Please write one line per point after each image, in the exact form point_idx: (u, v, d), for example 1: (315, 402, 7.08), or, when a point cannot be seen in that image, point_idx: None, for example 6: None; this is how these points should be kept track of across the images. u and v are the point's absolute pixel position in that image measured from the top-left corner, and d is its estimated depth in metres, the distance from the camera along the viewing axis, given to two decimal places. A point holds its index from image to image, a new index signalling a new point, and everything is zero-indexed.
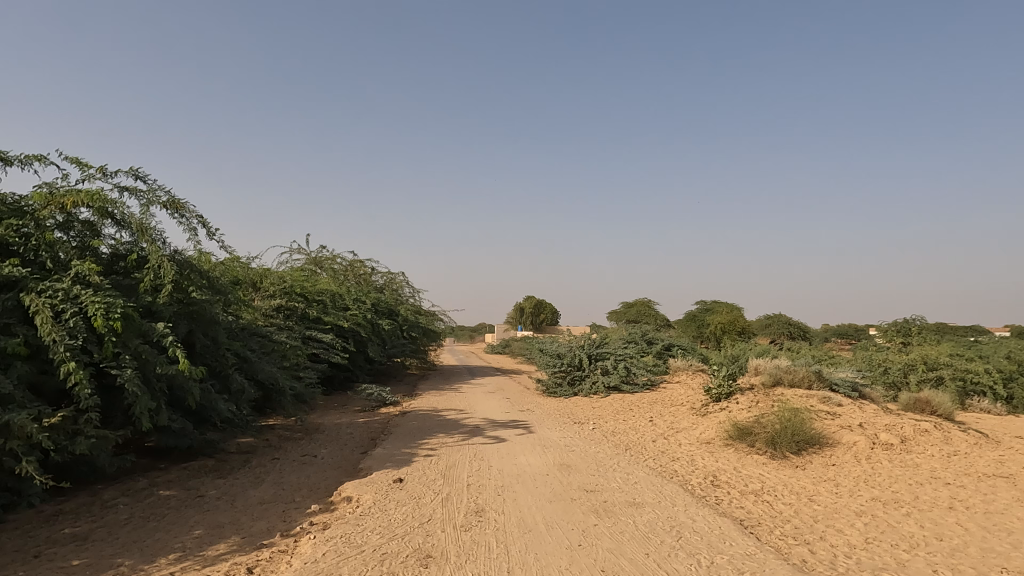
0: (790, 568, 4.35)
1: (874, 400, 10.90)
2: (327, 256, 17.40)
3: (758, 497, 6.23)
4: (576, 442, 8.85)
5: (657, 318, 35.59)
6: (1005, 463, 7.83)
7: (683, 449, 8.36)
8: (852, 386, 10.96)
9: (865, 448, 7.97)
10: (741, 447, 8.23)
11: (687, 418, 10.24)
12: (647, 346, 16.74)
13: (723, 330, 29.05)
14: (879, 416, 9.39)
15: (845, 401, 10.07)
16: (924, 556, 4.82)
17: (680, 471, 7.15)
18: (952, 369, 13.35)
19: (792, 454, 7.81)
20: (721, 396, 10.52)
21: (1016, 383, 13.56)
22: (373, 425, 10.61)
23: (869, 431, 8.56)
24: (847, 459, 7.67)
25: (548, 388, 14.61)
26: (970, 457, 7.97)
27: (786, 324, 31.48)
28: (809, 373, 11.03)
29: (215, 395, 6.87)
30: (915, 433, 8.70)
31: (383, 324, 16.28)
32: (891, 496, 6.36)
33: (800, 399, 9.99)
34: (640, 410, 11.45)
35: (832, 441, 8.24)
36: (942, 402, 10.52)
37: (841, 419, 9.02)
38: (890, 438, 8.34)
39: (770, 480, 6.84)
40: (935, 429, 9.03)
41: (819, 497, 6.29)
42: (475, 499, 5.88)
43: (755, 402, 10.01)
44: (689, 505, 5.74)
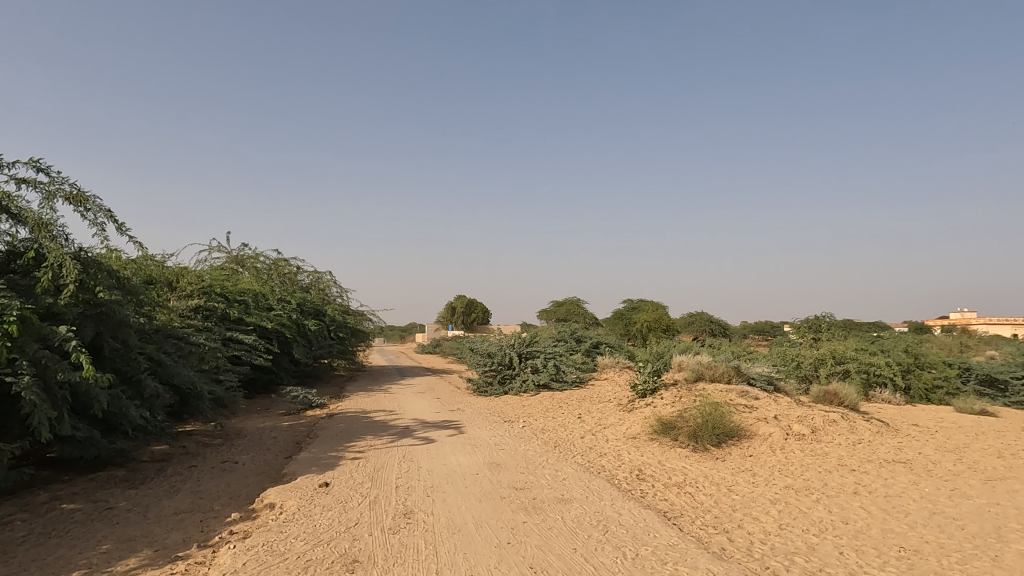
0: (711, 556, 4.52)
1: (788, 393, 11.51)
2: (249, 254, 16.74)
3: (681, 489, 6.44)
4: (506, 440, 8.89)
5: (586, 317, 36.25)
6: (904, 449, 8.43)
7: (610, 444, 8.56)
8: (767, 379, 11.56)
9: (779, 439, 8.39)
10: (665, 441, 8.48)
11: (615, 414, 10.47)
12: (576, 344, 17.05)
13: (649, 327, 29.92)
14: (792, 408, 9.91)
15: (761, 395, 10.56)
16: (831, 539, 5.12)
17: (608, 466, 7.30)
18: (857, 363, 14.23)
19: (712, 447, 8.13)
20: (646, 391, 10.83)
21: (914, 374, 14.57)
22: (298, 428, 10.31)
23: (783, 422, 9.01)
24: (762, 450, 8.05)
25: (479, 387, 14.58)
26: (873, 445, 8.52)
27: (708, 322, 32.70)
28: (728, 368, 11.47)
29: (125, 401, 6.49)
30: (824, 424, 9.23)
31: (309, 325, 15.83)
32: (803, 484, 6.72)
33: (720, 393, 10.39)
34: (569, 408, 11.63)
35: (749, 433, 8.62)
36: (848, 393, 11.19)
37: (758, 412, 9.45)
38: (802, 428, 8.81)
39: (692, 472, 7.10)
40: (842, 419, 9.61)
41: (737, 487, 6.57)
42: (403, 501, 5.81)
43: (678, 397, 10.35)
44: (615, 499, 5.87)
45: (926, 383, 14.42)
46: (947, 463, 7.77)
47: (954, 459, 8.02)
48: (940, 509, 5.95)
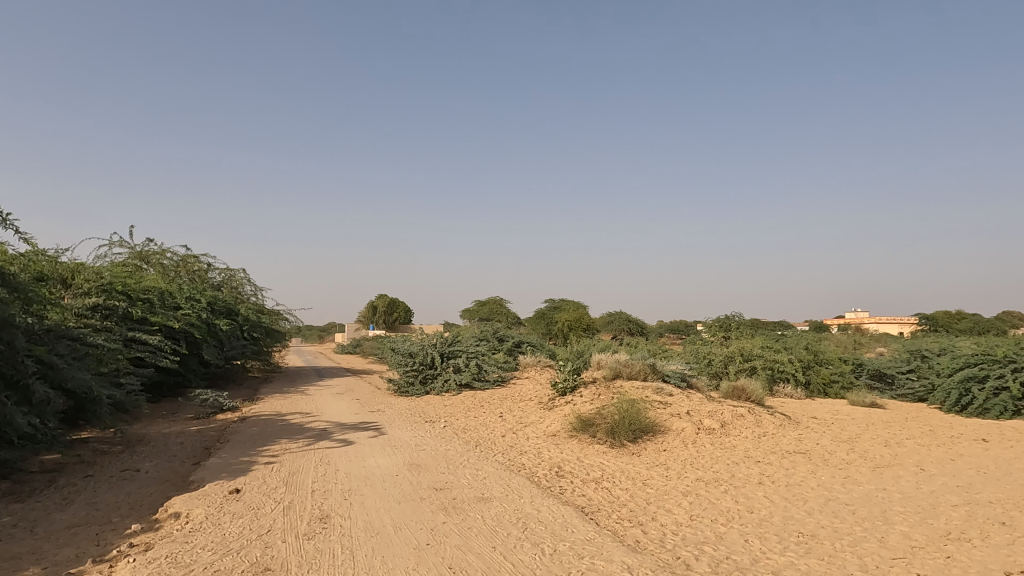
0: (625, 549, 4.65)
1: (700, 389, 12.01)
2: (155, 250, 15.82)
3: (598, 485, 6.60)
4: (426, 441, 8.82)
5: (509, 317, 36.52)
6: (804, 441, 8.98)
7: (531, 442, 8.66)
8: (681, 376, 12.02)
9: (691, 433, 8.75)
10: (584, 438, 8.65)
11: (535, 413, 10.59)
12: (498, 343, 17.13)
13: (570, 326, 30.50)
14: (703, 404, 10.34)
15: (675, 391, 10.97)
16: (738, 528, 5.38)
17: (527, 464, 7.38)
18: (763, 360, 15.03)
19: (629, 443, 8.37)
20: (566, 389, 11.01)
21: (814, 370, 15.53)
22: (207, 433, 9.83)
23: (694, 417, 9.39)
24: (676, 444, 8.37)
25: (400, 388, 14.37)
26: (776, 437, 9.03)
27: (627, 321, 33.68)
28: (644, 366, 11.84)
29: (10, 408, 5.98)
30: (733, 418, 9.70)
31: (220, 325, 15.13)
32: (712, 476, 7.03)
33: (637, 390, 10.71)
34: (490, 407, 11.67)
35: (663, 429, 8.94)
36: (754, 389, 11.80)
37: (672, 408, 9.80)
38: (712, 423, 9.22)
39: (609, 468, 7.28)
40: (749, 414, 10.12)
41: (651, 481, 6.80)
42: (319, 505, 5.66)
43: (597, 394, 10.58)
44: (535, 496, 5.95)
45: (824, 378, 15.40)
46: (841, 453, 8.34)
47: (847, 449, 8.62)
48: (834, 495, 6.38)
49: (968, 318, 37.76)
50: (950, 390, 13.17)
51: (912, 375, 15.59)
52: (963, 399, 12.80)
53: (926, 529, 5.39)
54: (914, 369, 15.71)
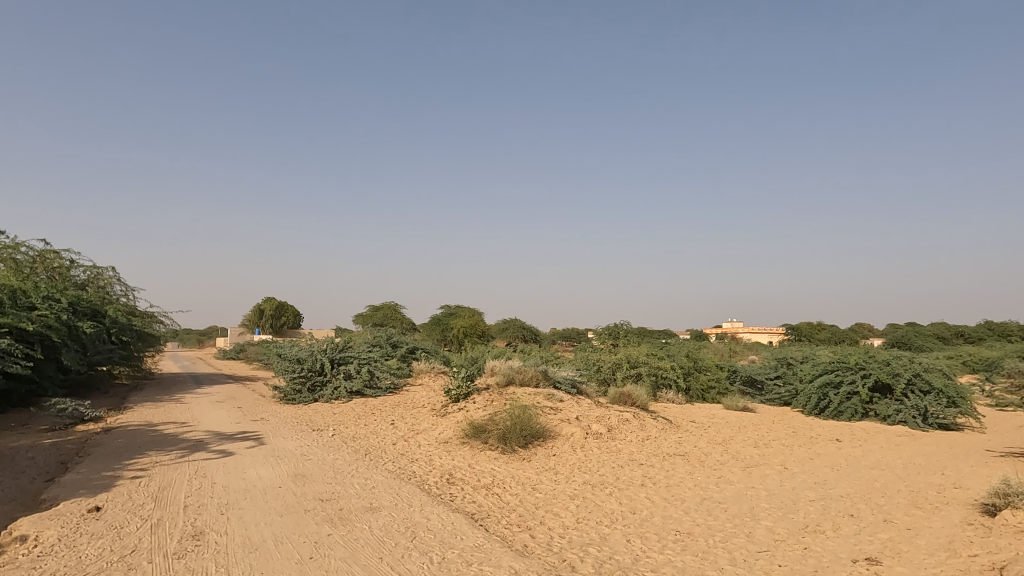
0: (513, 553, 4.71)
1: (589, 395, 12.39)
2: (7, 244, 14.25)
3: (488, 491, 6.63)
4: (313, 450, 8.50)
5: (403, 322, 36.01)
6: (683, 443, 9.50)
7: (422, 450, 8.57)
8: (571, 383, 12.35)
9: (580, 438, 9.01)
10: (476, 444, 8.67)
11: (428, 419, 10.51)
12: (391, 349, 16.83)
13: (465, 332, 30.57)
14: (592, 409, 10.67)
15: (565, 397, 11.25)
16: (621, 529, 5.59)
17: (418, 472, 7.29)
18: (648, 366, 15.75)
19: (519, 448, 8.49)
20: (459, 396, 11.00)
21: (694, 376, 16.45)
22: (63, 446, 8.94)
23: (583, 422, 9.67)
24: (565, 449, 8.59)
25: (286, 395, 13.76)
26: (658, 441, 9.49)
27: (521, 329, 34.18)
28: (536, 373, 12.05)
29: None
30: (619, 423, 10.08)
31: (83, 327, 13.85)
32: (599, 479, 7.27)
33: (529, 396, 10.88)
34: (381, 414, 11.44)
35: (554, 434, 9.14)
36: (640, 395, 12.33)
37: (562, 413, 10.03)
38: (600, 428, 9.54)
39: (500, 474, 7.35)
40: (634, 418, 10.57)
41: (540, 486, 6.93)
42: (192, 521, 5.30)
43: (490, 401, 10.65)
44: (425, 504, 5.89)
45: (702, 384, 16.35)
46: (716, 454, 8.88)
47: (721, 450, 9.20)
48: (709, 495, 6.78)
49: (827, 329, 41.48)
50: (811, 395, 14.39)
51: (779, 381, 16.89)
52: (821, 403, 14.02)
53: (787, 523, 5.86)
54: (780, 376, 17.03)
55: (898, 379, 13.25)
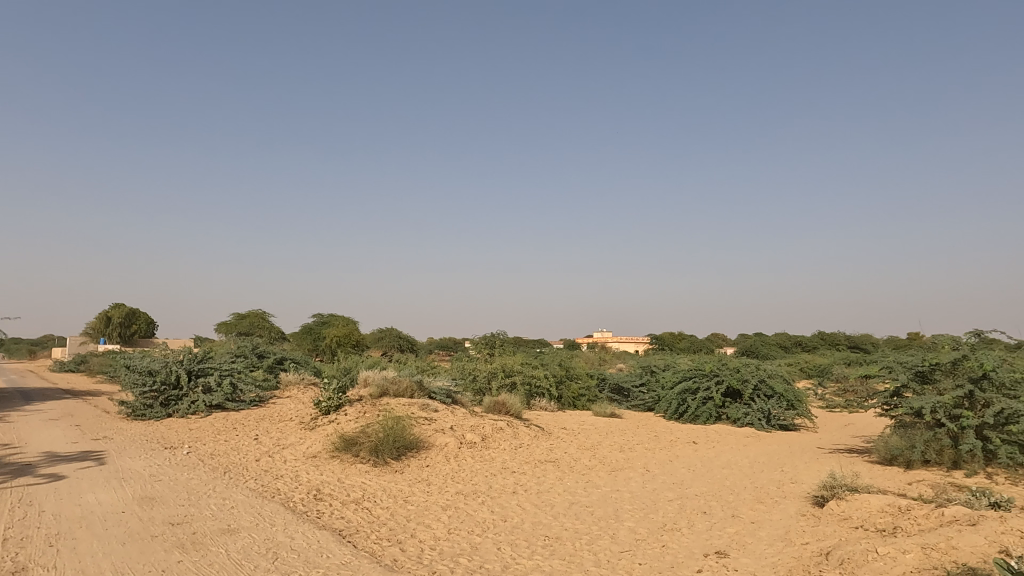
0: (382, 569, 4.60)
1: (464, 404, 12.41)
2: None
3: (358, 505, 6.43)
4: (164, 470, 7.82)
5: (271, 331, 34.20)
6: (554, 450, 9.77)
7: (287, 465, 8.16)
8: (446, 392, 12.32)
9: (453, 448, 9.00)
10: (346, 457, 8.38)
11: (294, 433, 10.02)
12: (256, 360, 15.91)
13: (338, 342, 29.62)
14: (466, 418, 10.70)
15: (440, 407, 11.18)
16: (492, 537, 5.64)
17: (283, 489, 6.92)
18: (522, 375, 16.06)
19: (392, 460, 8.34)
20: (330, 408, 10.60)
21: (566, 385, 16.96)
22: None
23: (457, 432, 9.67)
24: (438, 459, 8.53)
25: (134, 412, 12.57)
26: (530, 448, 9.69)
27: (397, 338, 33.64)
28: (411, 383, 11.89)
29: None
30: (493, 431, 10.19)
31: None
32: (471, 488, 7.29)
33: (403, 407, 10.69)
34: (244, 429, 10.77)
35: (427, 444, 9.05)
36: (513, 403, 12.52)
37: (436, 423, 9.95)
38: (474, 437, 9.58)
39: (370, 487, 7.15)
40: (507, 426, 10.72)
41: (412, 498, 6.83)
42: (11, 556, 4.68)
43: (362, 412, 10.37)
44: (288, 523, 5.60)
45: (574, 392, 16.91)
46: (584, 460, 9.22)
47: (590, 455, 9.56)
48: (577, 499, 7.02)
49: (687, 339, 44.46)
50: (671, 400, 15.32)
51: (643, 388, 17.83)
52: (681, 408, 14.97)
53: (648, 522, 6.19)
54: (645, 383, 17.99)
55: (747, 384, 14.40)
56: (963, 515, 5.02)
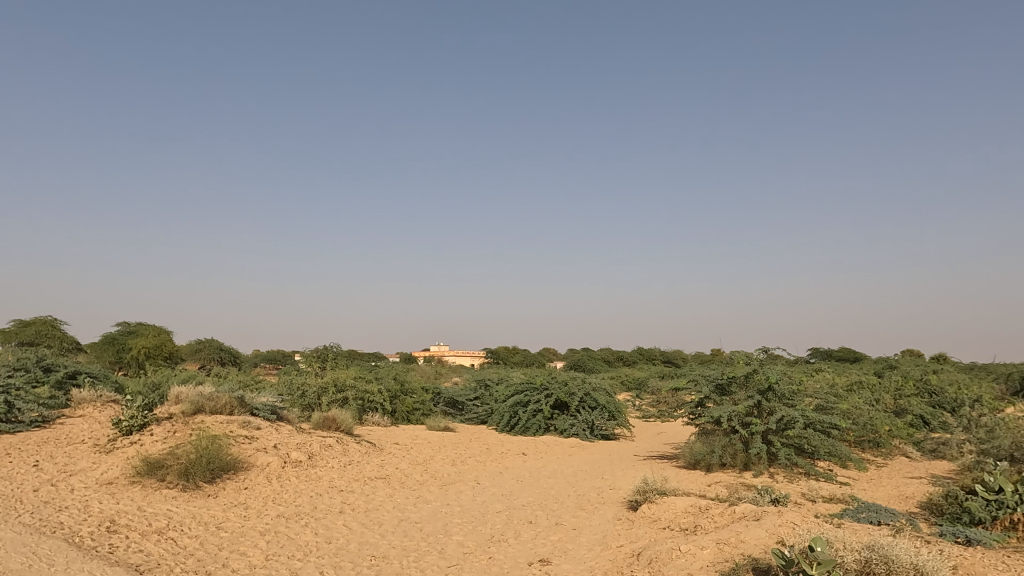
0: None
1: (290, 421, 11.73)
2: None
3: (161, 536, 5.80)
4: None
5: (63, 341, 29.97)
6: (385, 466, 9.56)
7: (74, 495, 7.13)
8: (271, 409, 11.57)
9: (276, 468, 8.46)
10: (149, 483, 7.51)
11: (86, 458, 8.81)
12: (41, 374, 13.78)
13: (148, 354, 26.73)
14: (292, 436, 10.12)
15: (263, 424, 10.47)
16: (314, 561, 5.37)
17: (67, 522, 6.04)
18: (355, 390, 15.55)
19: (204, 484, 7.64)
20: (132, 428, 9.46)
21: (400, 399, 16.67)
22: None
23: (281, 451, 9.10)
24: (258, 481, 7.96)
25: None
26: (360, 465, 9.40)
27: (219, 350, 31.09)
28: (231, 399, 11.00)
29: None
30: (320, 449, 9.74)
31: None
32: (294, 510, 6.89)
33: (220, 425, 9.85)
34: (20, 454, 9.26)
35: (246, 464, 8.41)
36: (344, 419, 12.14)
37: (257, 442, 9.28)
38: (299, 455, 9.08)
39: (177, 515, 6.48)
40: (337, 443, 10.31)
41: (226, 524, 6.30)
42: None
43: (172, 432, 9.40)
44: (72, 561, 4.90)
45: (408, 406, 16.65)
46: (415, 475, 9.12)
47: (421, 470, 9.48)
48: (406, 515, 6.92)
49: (521, 353, 45.93)
50: (504, 413, 15.68)
51: (478, 402, 18.07)
52: (512, 421, 15.36)
53: (476, 535, 6.26)
54: (479, 397, 18.24)
55: (574, 397, 15.27)
56: (750, 511, 5.67)
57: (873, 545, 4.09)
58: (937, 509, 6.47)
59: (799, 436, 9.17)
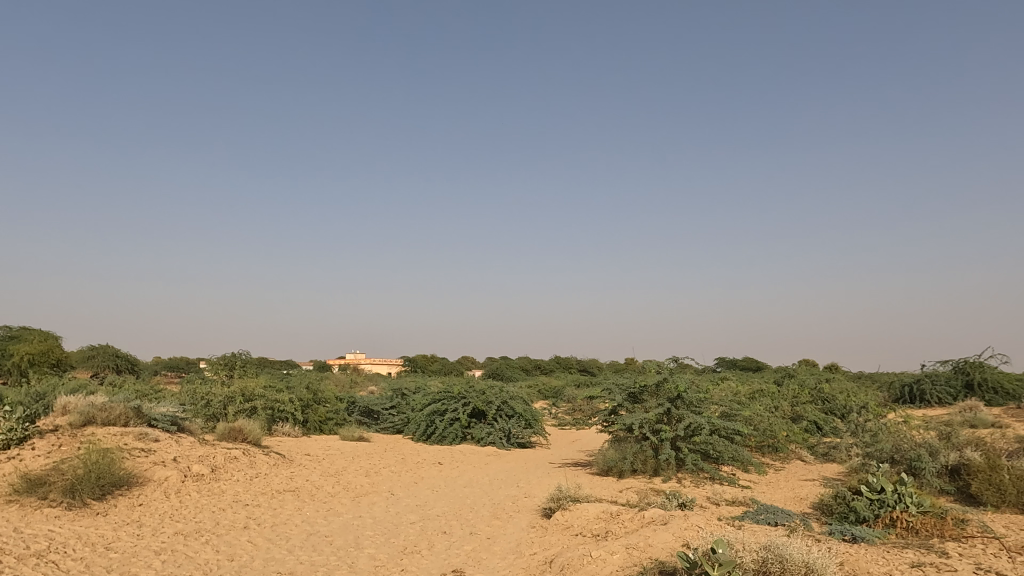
0: None
1: (192, 432, 11.10)
2: None
3: (41, 559, 5.32)
4: None
5: None
6: (294, 478, 9.21)
7: None
8: (171, 420, 10.91)
9: (175, 482, 7.98)
10: (28, 501, 6.89)
11: None
12: None
13: (32, 361, 24.62)
14: (193, 448, 9.57)
15: (161, 436, 9.85)
16: None
17: None
18: (264, 400, 14.93)
19: (92, 501, 7.08)
20: (10, 442, 8.65)
21: (312, 409, 16.12)
22: None
23: (181, 464, 8.59)
24: (154, 497, 7.47)
25: None
26: (267, 477, 9.01)
27: (114, 357, 29.07)
28: (126, 410, 10.29)
29: None
30: (225, 461, 9.27)
31: None
32: (194, 527, 6.52)
33: (113, 438, 9.19)
34: None
35: (141, 479, 7.88)
36: (252, 429, 11.62)
37: (155, 455, 8.71)
38: (201, 468, 8.61)
39: (60, 536, 5.97)
40: (243, 455, 9.85)
41: (117, 544, 5.87)
42: None
43: (57, 446, 8.67)
44: None
45: (320, 416, 16.12)
46: (326, 487, 8.85)
47: (333, 482, 9.20)
48: (315, 529, 6.69)
49: (438, 361, 45.55)
50: (420, 422, 15.47)
51: (394, 411, 17.75)
52: (429, 430, 15.18)
53: (388, 547, 6.14)
54: (395, 406, 17.92)
55: (491, 405, 15.28)
56: (658, 516, 5.86)
57: (770, 545, 4.31)
58: (827, 509, 6.92)
59: (705, 442, 9.56)
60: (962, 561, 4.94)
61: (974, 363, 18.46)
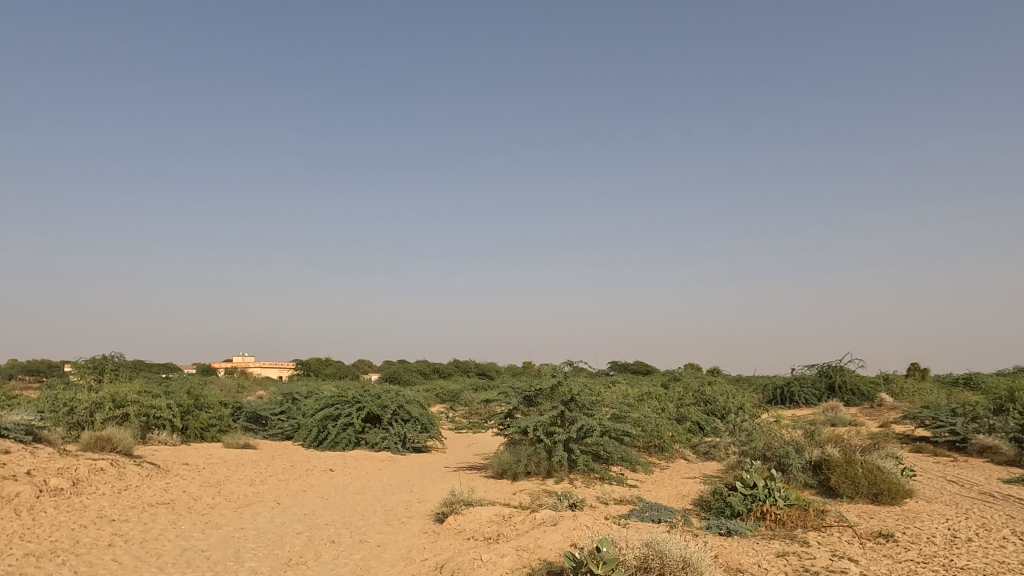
0: None
1: (51, 442, 10.09)
2: None
3: None
4: None
5: None
6: (170, 489, 8.60)
7: None
8: (26, 428, 9.87)
9: (28, 498, 7.20)
10: None
11: None
12: None
13: None
14: (52, 459, 8.70)
15: (14, 447, 8.88)
16: None
17: None
18: (138, 406, 13.85)
19: None
20: None
21: (192, 415, 15.11)
22: None
23: (36, 477, 7.78)
24: (1, 514, 6.70)
25: None
26: (138, 490, 8.34)
27: None
28: None
29: None
30: (89, 473, 8.49)
31: None
32: (49, 547, 5.91)
33: None
34: None
35: None
36: (122, 438, 10.75)
37: (4, 467, 7.83)
38: (60, 482, 7.83)
39: None
40: (110, 466, 9.06)
41: None
42: None
43: None
44: None
45: (202, 423, 15.16)
46: (205, 498, 8.32)
47: (213, 493, 8.66)
48: (191, 544, 6.27)
49: (333, 365, 44.10)
50: (311, 428, 14.91)
51: (283, 417, 17.01)
52: (320, 436, 14.65)
53: (270, 560, 5.86)
54: (285, 411, 17.19)
55: (386, 409, 14.99)
56: (549, 517, 5.96)
57: (651, 542, 4.49)
58: (705, 505, 7.32)
59: (596, 443, 9.85)
60: (820, 549, 5.36)
61: (836, 367, 20.19)
